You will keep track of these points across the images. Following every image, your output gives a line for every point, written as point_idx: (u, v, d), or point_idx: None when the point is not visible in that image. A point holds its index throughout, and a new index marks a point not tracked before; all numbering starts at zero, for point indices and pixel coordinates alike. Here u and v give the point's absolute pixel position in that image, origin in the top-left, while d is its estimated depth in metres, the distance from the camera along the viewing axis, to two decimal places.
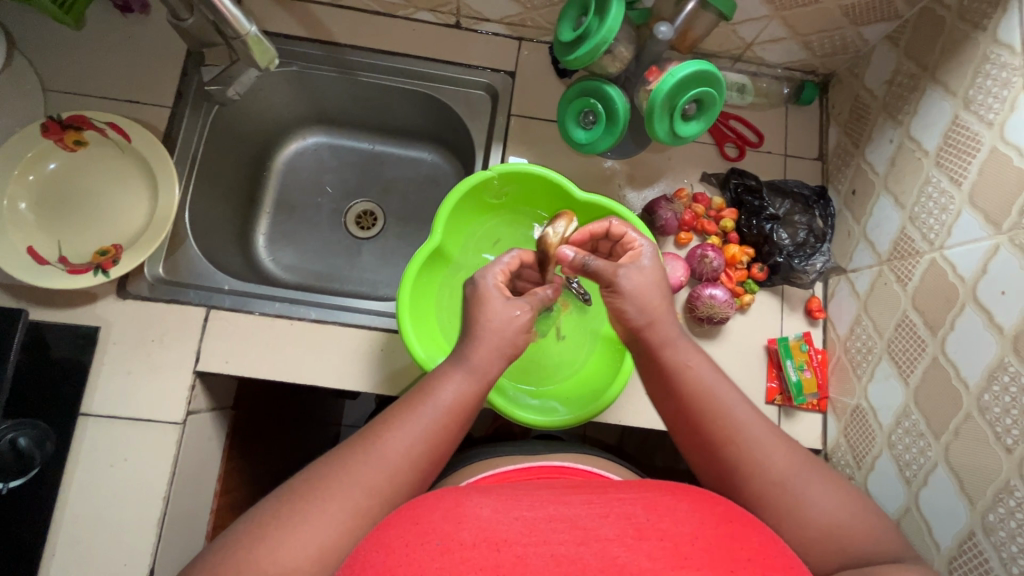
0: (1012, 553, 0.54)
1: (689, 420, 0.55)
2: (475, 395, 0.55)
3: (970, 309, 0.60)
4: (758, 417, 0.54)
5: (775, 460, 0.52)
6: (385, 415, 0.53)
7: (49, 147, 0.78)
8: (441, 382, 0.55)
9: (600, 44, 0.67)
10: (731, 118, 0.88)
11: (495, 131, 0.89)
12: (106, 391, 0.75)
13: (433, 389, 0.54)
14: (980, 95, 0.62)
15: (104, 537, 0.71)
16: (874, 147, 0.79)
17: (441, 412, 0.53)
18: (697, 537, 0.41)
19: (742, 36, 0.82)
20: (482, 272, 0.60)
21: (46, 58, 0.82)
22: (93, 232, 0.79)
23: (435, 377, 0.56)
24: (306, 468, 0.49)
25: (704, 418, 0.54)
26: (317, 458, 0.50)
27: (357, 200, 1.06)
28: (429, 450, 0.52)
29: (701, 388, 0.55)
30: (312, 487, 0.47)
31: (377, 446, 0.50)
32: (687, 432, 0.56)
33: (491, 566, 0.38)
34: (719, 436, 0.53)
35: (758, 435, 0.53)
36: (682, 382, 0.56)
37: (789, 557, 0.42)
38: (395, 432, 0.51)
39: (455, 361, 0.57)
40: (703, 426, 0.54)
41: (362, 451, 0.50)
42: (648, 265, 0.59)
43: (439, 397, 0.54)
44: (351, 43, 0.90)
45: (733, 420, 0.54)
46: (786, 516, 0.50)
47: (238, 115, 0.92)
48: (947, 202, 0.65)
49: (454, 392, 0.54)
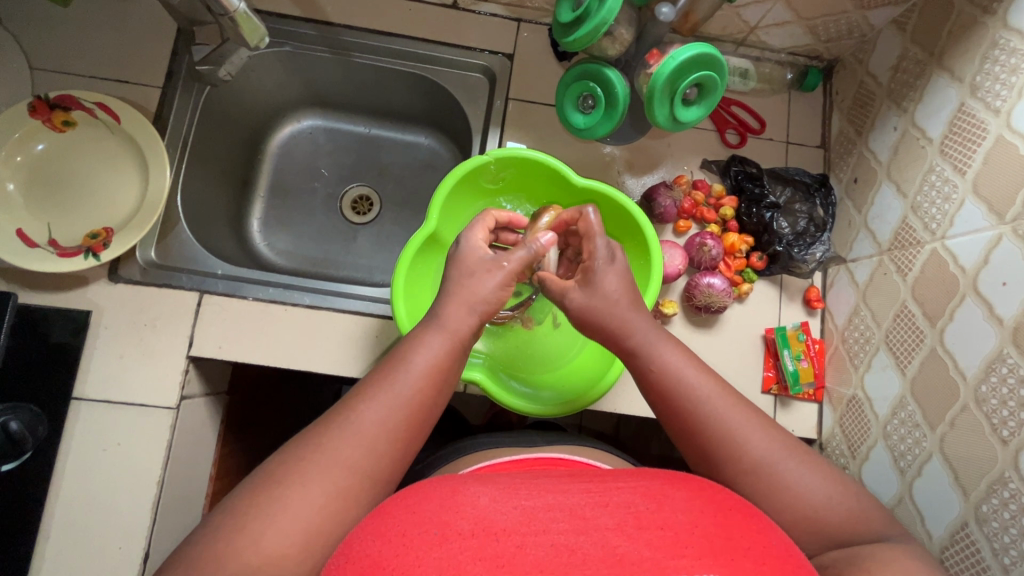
0: (1004, 543, 0.54)
1: (667, 408, 0.56)
2: (447, 362, 0.55)
3: (969, 301, 0.59)
4: (736, 405, 0.54)
5: (754, 447, 0.52)
6: (361, 388, 0.52)
7: (36, 127, 0.76)
8: (413, 348, 0.54)
9: (600, 26, 0.65)
10: (733, 104, 0.87)
11: (492, 115, 0.88)
12: (98, 374, 0.74)
13: (405, 356, 0.54)
14: (988, 81, 0.61)
15: (98, 521, 0.71)
16: (877, 134, 0.78)
17: (416, 377, 0.53)
18: (696, 526, 0.41)
19: (747, 19, 0.80)
20: (465, 233, 0.63)
21: (32, 36, 0.80)
22: (83, 215, 0.77)
23: (406, 343, 0.55)
24: (287, 449, 0.49)
25: (682, 405, 0.55)
26: (293, 440, 0.50)
27: (353, 184, 1.04)
28: (409, 421, 0.51)
29: (680, 376, 0.56)
30: (293, 468, 0.46)
31: (354, 420, 0.49)
32: (666, 419, 0.57)
33: (490, 555, 0.38)
34: (697, 422, 0.54)
35: (736, 420, 0.53)
36: (660, 375, 0.57)
37: (787, 545, 0.42)
38: (369, 404, 0.50)
39: (421, 334, 0.56)
40: (681, 414, 0.55)
41: (339, 425, 0.49)
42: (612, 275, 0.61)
43: (412, 363, 0.53)
44: (345, 23, 0.88)
45: (709, 406, 0.54)
46: (767, 504, 0.50)
47: (231, 96, 0.90)
48: (950, 192, 0.64)
49: (428, 355, 0.54)
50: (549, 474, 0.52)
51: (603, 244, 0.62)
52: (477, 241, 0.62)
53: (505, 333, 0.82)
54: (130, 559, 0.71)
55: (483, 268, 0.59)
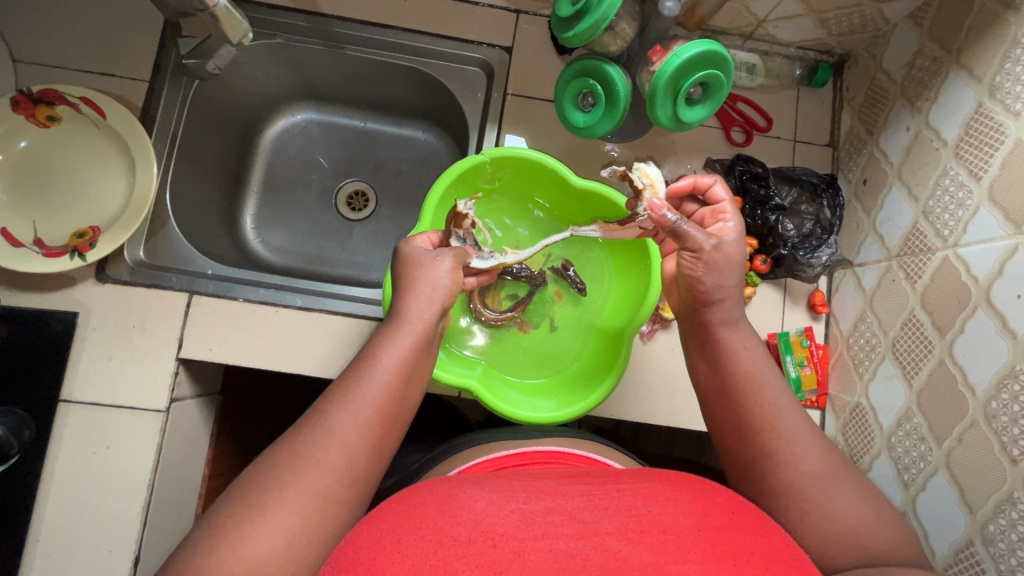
0: (1010, 565, 0.52)
1: (732, 399, 0.58)
2: (415, 352, 0.54)
3: (982, 312, 0.57)
4: (792, 408, 0.56)
5: (802, 450, 0.53)
6: (329, 393, 0.51)
7: (20, 123, 0.74)
8: (380, 347, 0.53)
9: (600, 21, 0.62)
10: (739, 101, 0.84)
11: (489, 110, 0.85)
12: (87, 376, 0.73)
13: (374, 355, 0.52)
14: (1007, 82, 0.58)
15: (89, 523, 0.71)
16: (889, 134, 0.75)
17: (384, 373, 0.51)
18: (699, 530, 0.41)
19: (755, 12, 0.77)
20: (407, 241, 0.62)
21: (15, 28, 0.78)
22: (68, 214, 0.75)
23: (373, 343, 0.54)
24: (261, 458, 0.47)
25: (747, 398, 0.57)
26: (267, 449, 0.48)
27: (349, 180, 1.02)
28: (381, 419, 0.50)
29: (753, 370, 0.58)
30: (266, 477, 0.45)
31: (323, 423, 0.48)
32: (728, 413, 0.58)
33: (487, 562, 0.37)
34: (763, 419, 0.55)
35: (789, 420, 0.55)
36: (736, 359, 0.59)
37: (792, 547, 0.43)
38: (340, 405, 0.49)
39: (388, 331, 0.54)
40: (748, 409, 0.56)
41: (309, 428, 0.48)
42: (737, 244, 0.59)
43: (381, 361, 0.52)
44: (338, 14, 0.85)
45: (778, 405, 0.56)
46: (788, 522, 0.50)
47: (221, 89, 0.88)
48: (965, 197, 0.61)
49: (396, 351, 0.53)
50: (548, 476, 0.52)
51: (735, 225, 0.61)
52: (415, 243, 0.62)
53: (500, 335, 0.79)
54: (120, 563, 0.70)
55: (429, 257, 0.59)
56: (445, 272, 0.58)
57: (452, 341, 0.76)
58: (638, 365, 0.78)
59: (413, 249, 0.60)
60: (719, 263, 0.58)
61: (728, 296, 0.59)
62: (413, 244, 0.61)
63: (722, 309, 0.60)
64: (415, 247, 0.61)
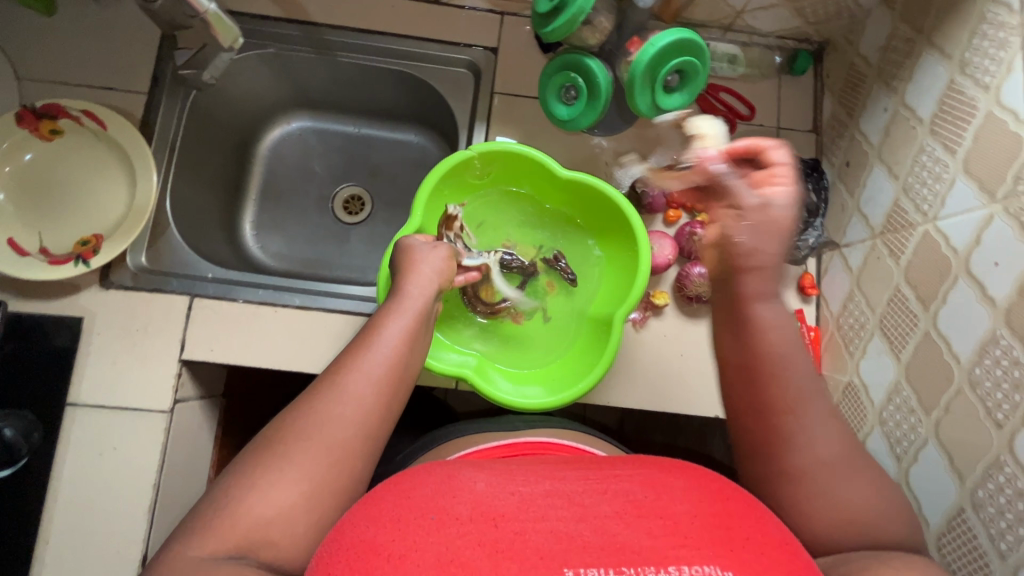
0: (1000, 529, 0.53)
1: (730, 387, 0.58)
2: (412, 336, 0.54)
3: (962, 282, 0.58)
4: None
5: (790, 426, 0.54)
6: (324, 377, 0.51)
7: (25, 137, 0.77)
8: (376, 330, 0.53)
9: (577, 14, 0.64)
10: (721, 90, 0.85)
11: (478, 110, 0.87)
12: (93, 380, 0.75)
13: (370, 338, 0.53)
14: (976, 57, 0.59)
15: (97, 523, 0.72)
16: (869, 117, 0.76)
17: (381, 355, 0.51)
18: (696, 516, 0.42)
19: (732, 4, 0.79)
20: (408, 236, 0.65)
21: (19, 47, 0.81)
22: (71, 224, 0.78)
23: (371, 326, 0.54)
24: (255, 443, 0.47)
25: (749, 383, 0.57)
26: (259, 434, 0.48)
27: (345, 184, 1.04)
28: (375, 401, 0.49)
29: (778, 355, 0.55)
30: (259, 460, 0.45)
31: (315, 406, 0.47)
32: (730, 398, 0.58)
33: (490, 540, 0.39)
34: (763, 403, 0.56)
35: None
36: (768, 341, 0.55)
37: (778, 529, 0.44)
38: (333, 388, 0.49)
39: (384, 313, 0.55)
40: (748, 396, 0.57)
41: (304, 408, 0.48)
42: (786, 204, 0.55)
43: (378, 344, 0.52)
44: (329, 22, 0.88)
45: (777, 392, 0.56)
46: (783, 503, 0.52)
47: (218, 99, 0.90)
48: (941, 171, 0.63)
49: (392, 333, 0.53)
50: (543, 461, 0.53)
51: (789, 189, 0.56)
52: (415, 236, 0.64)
53: (496, 326, 0.80)
54: (129, 561, 0.72)
55: (427, 246, 0.62)
56: (440, 259, 0.61)
57: (443, 332, 0.77)
58: (631, 353, 0.79)
59: (412, 241, 0.63)
60: (763, 227, 0.55)
61: (761, 264, 0.56)
62: (411, 237, 0.64)
63: (757, 279, 0.56)
64: (414, 240, 0.64)
